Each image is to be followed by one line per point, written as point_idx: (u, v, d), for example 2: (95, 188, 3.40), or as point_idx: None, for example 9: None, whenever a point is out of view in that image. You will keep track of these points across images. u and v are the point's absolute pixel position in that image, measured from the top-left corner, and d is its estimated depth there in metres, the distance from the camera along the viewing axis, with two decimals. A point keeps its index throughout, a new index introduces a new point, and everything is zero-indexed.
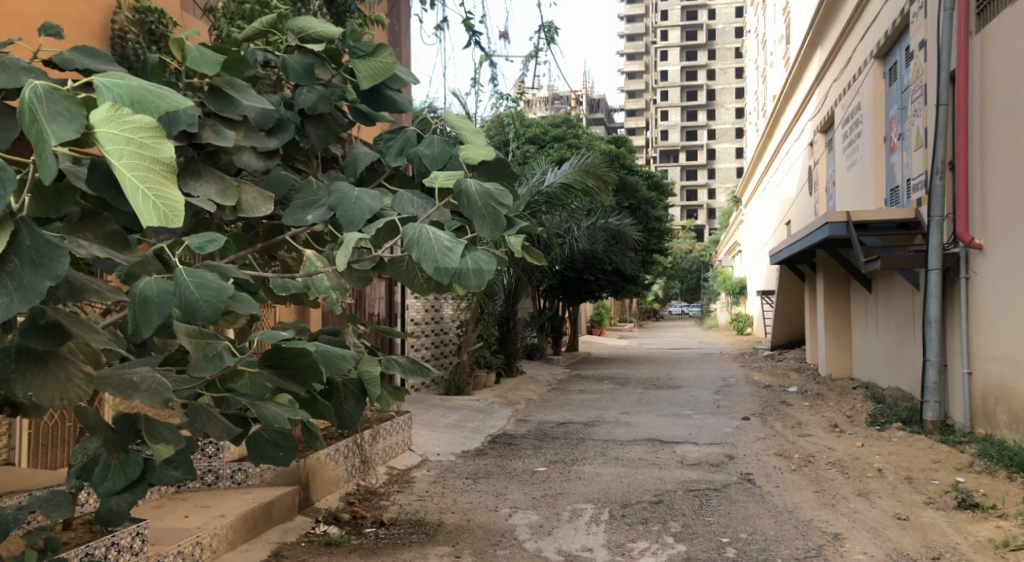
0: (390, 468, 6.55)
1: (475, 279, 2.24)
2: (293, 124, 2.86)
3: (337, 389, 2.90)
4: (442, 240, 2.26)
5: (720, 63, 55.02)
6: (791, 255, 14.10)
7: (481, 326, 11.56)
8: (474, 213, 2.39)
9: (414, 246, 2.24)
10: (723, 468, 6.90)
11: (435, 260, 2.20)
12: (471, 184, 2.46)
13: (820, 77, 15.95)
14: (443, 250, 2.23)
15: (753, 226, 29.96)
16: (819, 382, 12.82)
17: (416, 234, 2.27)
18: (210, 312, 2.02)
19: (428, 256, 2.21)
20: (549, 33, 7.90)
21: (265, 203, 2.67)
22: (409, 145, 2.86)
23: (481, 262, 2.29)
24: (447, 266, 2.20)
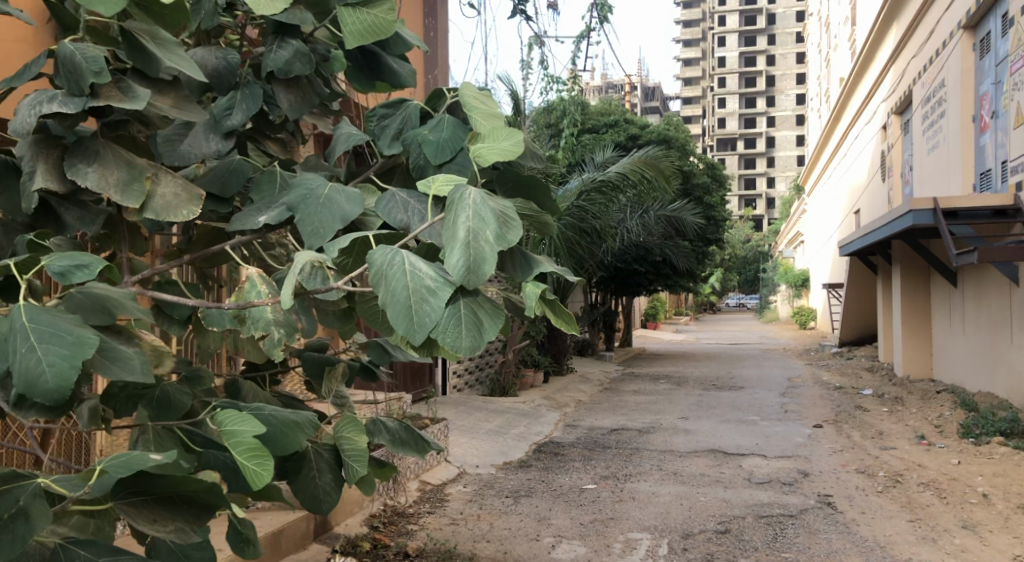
0: (423, 484, 5.94)
1: (461, 345, 1.58)
2: (259, 90, 2.21)
3: (307, 459, 2.17)
4: (422, 282, 1.60)
5: (782, 50, 53.14)
6: (863, 247, 13.10)
7: (528, 323, 10.92)
8: (463, 243, 1.59)
9: (382, 283, 1.60)
10: (797, 488, 6.10)
11: (409, 312, 1.57)
12: (466, 192, 1.66)
13: (896, 55, 14.79)
14: (420, 296, 1.58)
15: (816, 216, 28.59)
16: (895, 384, 11.78)
17: (386, 268, 1.61)
18: (55, 383, 1.46)
19: (399, 307, 1.57)
20: (601, 9, 7.20)
21: (188, 203, 1.99)
22: (407, 127, 2.15)
23: (471, 316, 1.62)
24: (422, 325, 1.56)
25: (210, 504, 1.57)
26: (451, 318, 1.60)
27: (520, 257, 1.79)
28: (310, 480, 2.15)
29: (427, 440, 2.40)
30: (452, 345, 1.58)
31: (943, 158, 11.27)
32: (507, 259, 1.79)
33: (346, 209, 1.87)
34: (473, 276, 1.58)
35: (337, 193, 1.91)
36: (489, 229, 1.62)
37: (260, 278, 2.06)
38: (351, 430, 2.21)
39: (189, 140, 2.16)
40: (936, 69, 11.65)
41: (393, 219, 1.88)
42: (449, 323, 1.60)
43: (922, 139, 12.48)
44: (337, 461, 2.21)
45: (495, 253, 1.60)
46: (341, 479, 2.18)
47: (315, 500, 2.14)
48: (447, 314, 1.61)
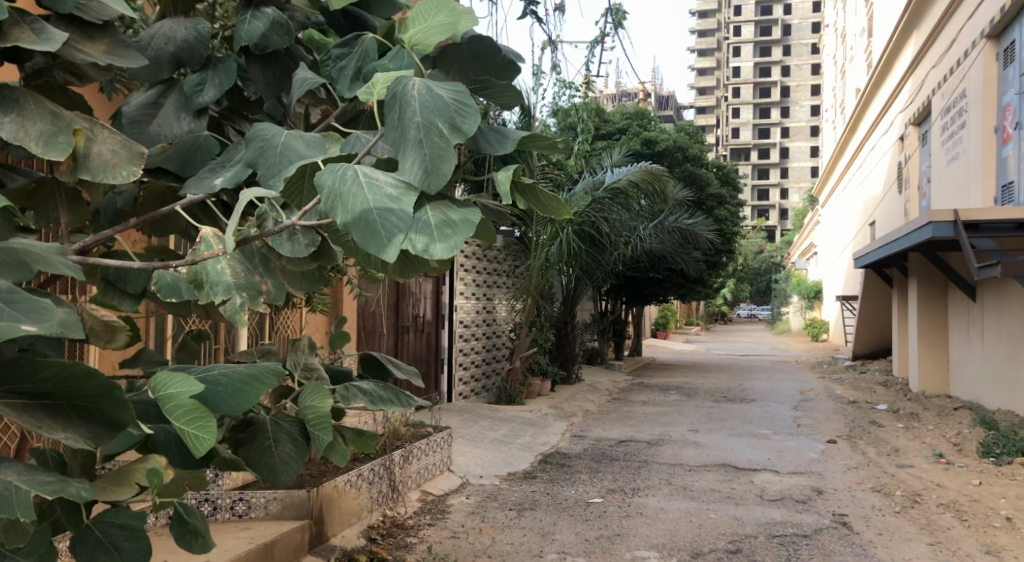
0: (424, 494, 5.77)
1: (437, 248, 1.56)
2: (233, 63, 2.04)
3: (264, 429, 2.08)
4: (383, 195, 1.60)
5: (797, 61, 52.81)
6: (879, 259, 12.86)
7: (536, 330, 10.77)
8: (418, 144, 1.62)
9: (338, 204, 1.59)
10: (812, 506, 5.88)
11: (374, 230, 1.56)
12: (411, 86, 1.68)
13: (916, 65, 14.56)
14: (383, 212, 1.58)
15: (831, 228, 28.27)
16: (910, 399, 11.52)
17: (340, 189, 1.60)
18: None
19: (362, 226, 1.56)
20: (615, 15, 7.05)
21: (130, 162, 1.75)
22: (368, 64, 1.92)
23: (442, 216, 1.62)
24: (392, 238, 1.56)
25: (110, 418, 1.52)
26: (422, 224, 1.59)
27: (494, 129, 1.91)
28: (267, 451, 2.06)
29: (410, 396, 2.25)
30: (428, 253, 1.56)
31: (963, 169, 11.02)
32: (482, 140, 1.88)
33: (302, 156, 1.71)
34: (433, 176, 1.60)
35: (295, 141, 1.78)
36: (442, 121, 1.65)
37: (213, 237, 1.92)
38: (314, 397, 2.02)
39: (157, 120, 2.01)
40: (957, 79, 11.42)
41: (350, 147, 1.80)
42: (421, 229, 1.59)
43: (942, 150, 12.24)
44: (303, 433, 2.10)
45: (452, 146, 1.63)
46: (302, 452, 2.07)
47: (276, 470, 2.05)
48: (413, 221, 1.60)
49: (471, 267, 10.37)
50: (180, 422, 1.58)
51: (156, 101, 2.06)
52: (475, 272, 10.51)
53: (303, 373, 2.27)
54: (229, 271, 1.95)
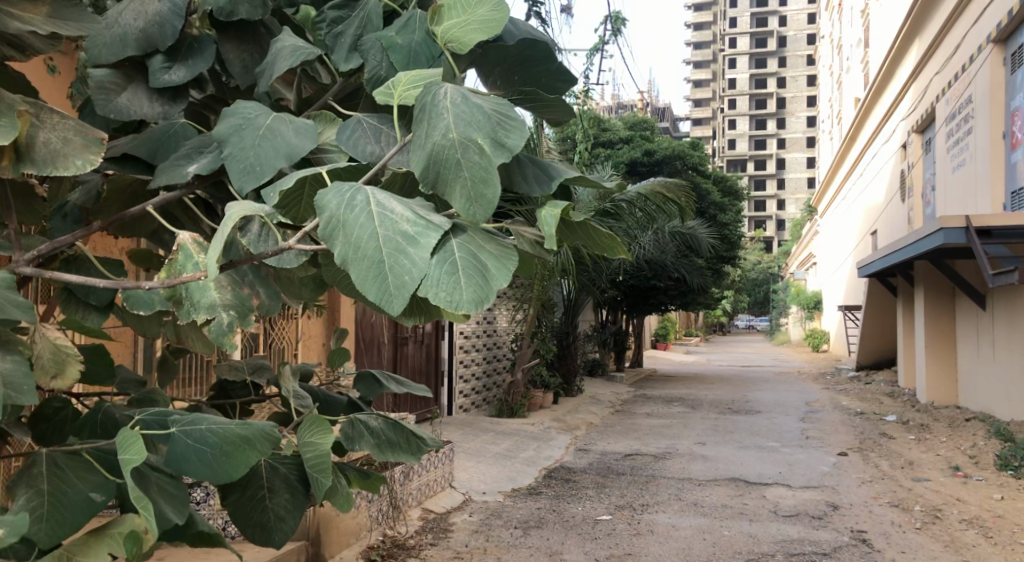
0: (426, 512, 5.54)
1: (461, 301, 1.22)
2: (210, 47, 1.76)
3: (255, 476, 1.66)
4: (398, 231, 1.27)
5: (793, 72, 52.93)
6: (885, 267, 12.67)
7: (537, 341, 10.56)
8: (449, 171, 1.27)
9: (340, 235, 1.27)
10: (828, 523, 5.65)
11: (384, 274, 1.24)
12: (444, 96, 1.33)
13: (918, 72, 14.43)
14: (398, 252, 1.25)
15: (831, 237, 28.14)
16: (919, 410, 11.30)
17: (345, 219, 1.28)
18: None
19: (369, 270, 1.24)
20: (616, 21, 6.90)
21: (80, 150, 1.54)
22: (369, 30, 1.71)
23: (469, 257, 1.28)
24: (405, 286, 1.23)
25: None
26: (443, 268, 1.25)
27: (538, 161, 1.50)
28: (259, 505, 1.66)
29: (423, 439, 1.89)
30: (450, 306, 1.22)
31: (970, 175, 10.85)
32: (518, 172, 1.46)
33: (296, 146, 1.49)
34: (467, 209, 1.25)
35: (282, 125, 1.53)
36: (482, 140, 1.29)
37: (195, 245, 1.55)
38: (316, 433, 1.63)
39: (125, 97, 1.70)
40: (963, 85, 11.26)
41: (359, 150, 1.52)
42: (442, 276, 1.25)
43: (946, 157, 12.08)
44: (303, 478, 1.72)
45: (493, 172, 1.27)
46: (300, 503, 1.68)
47: (268, 531, 1.65)
48: (436, 269, 1.25)
49: None
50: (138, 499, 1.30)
51: (124, 73, 1.74)
52: None
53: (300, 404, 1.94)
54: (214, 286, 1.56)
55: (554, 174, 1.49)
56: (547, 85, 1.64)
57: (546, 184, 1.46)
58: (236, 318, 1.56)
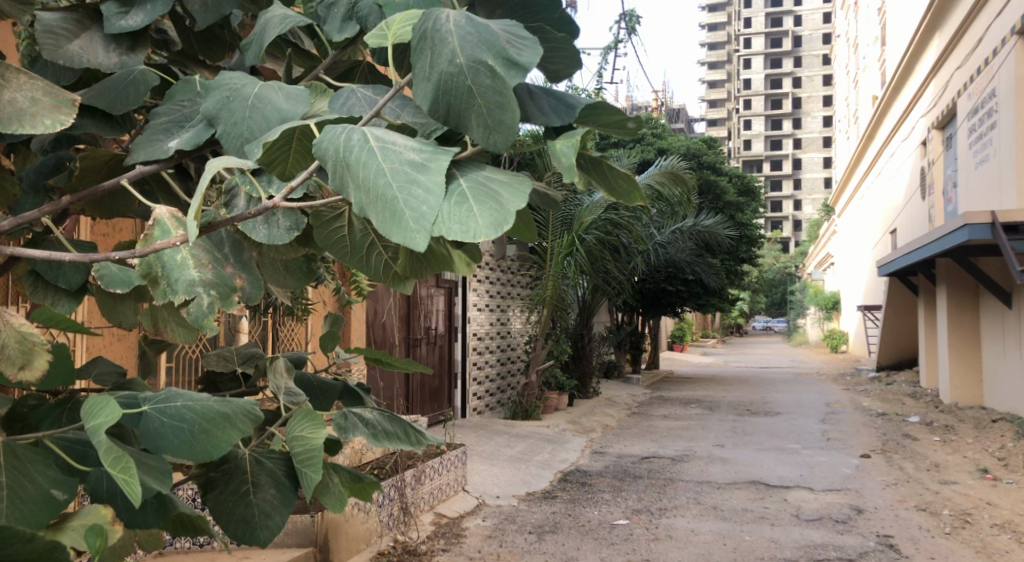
0: (438, 516, 5.42)
1: (484, 228, 1.13)
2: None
3: (240, 466, 1.51)
4: (406, 166, 1.17)
5: (808, 71, 52.51)
6: (906, 265, 12.42)
7: (551, 343, 10.42)
8: (454, 91, 1.16)
9: (347, 178, 1.17)
10: (853, 527, 5.47)
11: (397, 213, 1.14)
12: (445, 16, 1.20)
13: (939, 66, 14.16)
14: (408, 190, 1.15)
15: (848, 237, 27.80)
16: (943, 411, 11.06)
17: (346, 162, 1.18)
18: None
19: (382, 210, 1.15)
20: (629, 20, 6.78)
21: (52, 112, 1.40)
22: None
23: (480, 183, 1.19)
24: (422, 220, 1.13)
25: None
26: (458, 200, 1.16)
27: (552, 93, 1.35)
28: (244, 500, 1.49)
29: (418, 430, 1.76)
30: (473, 238, 1.12)
31: (993, 171, 10.60)
32: (532, 104, 1.32)
33: (284, 110, 1.34)
34: (472, 129, 1.15)
35: (272, 92, 1.37)
36: (484, 51, 1.17)
37: (171, 220, 1.43)
38: (310, 428, 1.48)
39: (76, 44, 1.58)
40: (985, 80, 11.02)
41: (354, 116, 1.38)
42: (460, 208, 1.15)
43: (968, 153, 11.82)
44: (291, 470, 1.53)
45: (503, 84, 1.16)
46: (288, 497, 1.51)
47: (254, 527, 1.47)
48: (455, 204, 1.16)
49: (484, 277, 10.02)
50: (117, 467, 1.19)
51: (78, 19, 1.62)
52: (488, 282, 10.16)
53: (290, 398, 1.82)
54: (193, 261, 1.48)
55: (575, 108, 1.35)
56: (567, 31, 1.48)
57: (566, 116, 1.33)
58: (218, 299, 1.45)
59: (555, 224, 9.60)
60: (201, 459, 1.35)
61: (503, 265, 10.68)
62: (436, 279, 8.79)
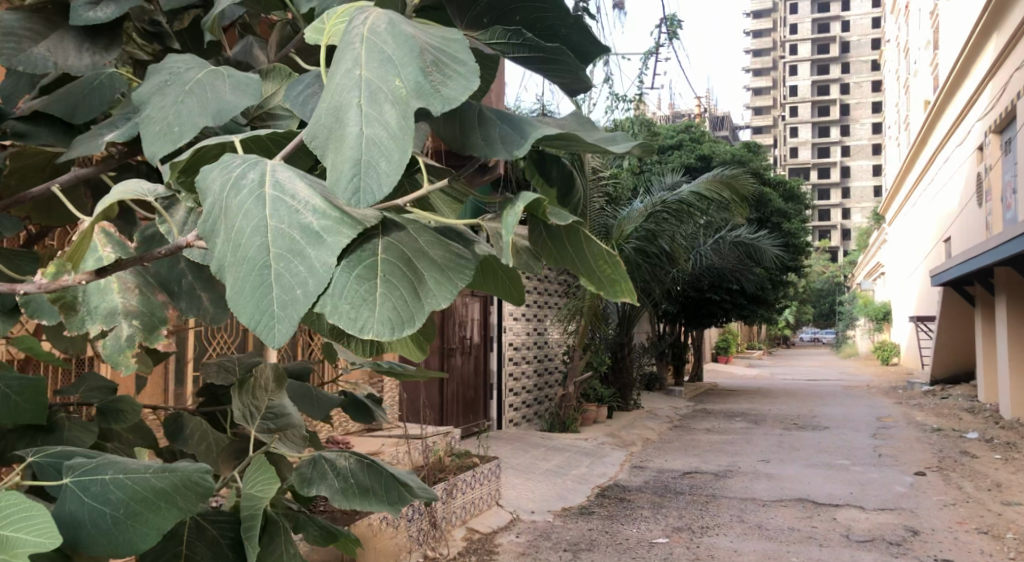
0: (470, 532, 5.26)
1: (376, 325, 0.99)
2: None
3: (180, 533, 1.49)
4: (297, 226, 1.02)
5: (856, 78, 51.38)
6: (962, 274, 11.91)
7: (590, 354, 10.22)
8: (353, 132, 0.98)
9: (222, 224, 1.04)
10: (909, 550, 5.15)
11: (267, 284, 0.97)
12: (361, 33, 1.05)
13: (997, 67, 13.60)
14: (292, 255, 0.99)
15: (900, 245, 26.96)
16: (1004, 427, 10.54)
17: (231, 206, 1.03)
18: None
19: (250, 276, 0.98)
20: (670, 23, 6.59)
21: None
22: None
23: (395, 260, 1.05)
24: (296, 301, 0.97)
25: None
26: (355, 279, 1.02)
27: (509, 121, 1.23)
28: None
29: (402, 488, 1.69)
30: (359, 332, 0.99)
31: None
32: (480, 133, 1.21)
33: (223, 98, 1.33)
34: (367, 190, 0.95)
35: (215, 79, 1.38)
36: (402, 83, 1.01)
37: (101, 239, 1.53)
38: (259, 485, 1.48)
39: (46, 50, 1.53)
40: None
41: (306, 104, 1.27)
42: (356, 288, 1.01)
43: None
44: (235, 543, 1.51)
45: (409, 127, 0.98)
46: None
47: None
48: (348, 281, 1.02)
49: None
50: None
51: (47, 19, 1.58)
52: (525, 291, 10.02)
53: (261, 424, 1.81)
54: (118, 288, 1.52)
55: (527, 136, 1.19)
56: (541, 34, 1.41)
57: (516, 146, 1.18)
58: (140, 330, 1.50)
59: (593, 232, 9.42)
60: (122, 552, 1.19)
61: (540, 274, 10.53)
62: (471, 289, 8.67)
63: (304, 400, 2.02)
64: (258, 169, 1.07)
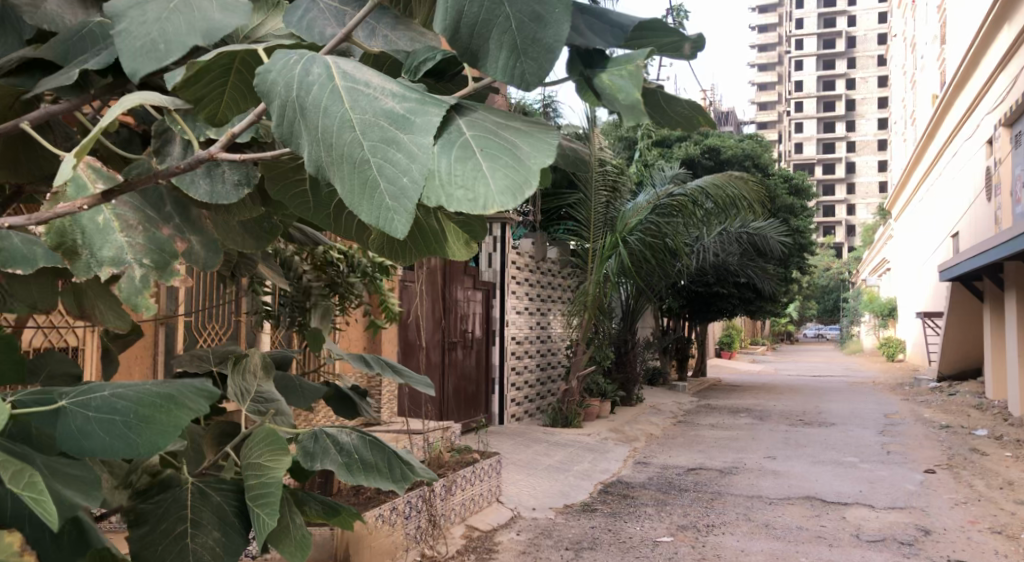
0: (469, 529, 5.12)
1: (488, 198, 0.93)
2: None
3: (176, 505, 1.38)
4: (385, 118, 0.96)
5: (863, 73, 50.93)
6: (971, 269, 11.71)
7: (593, 348, 10.08)
8: (463, 23, 0.99)
9: (302, 126, 0.97)
10: (920, 550, 5.00)
11: (368, 182, 0.93)
12: None
13: (1008, 60, 13.37)
14: (385, 146, 0.94)
15: (907, 242, 26.71)
16: (1014, 424, 10.36)
17: (309, 107, 0.98)
18: None
19: (349, 174, 0.93)
20: None
21: None
22: None
23: (486, 135, 0.99)
24: (401, 190, 0.92)
25: None
26: (453, 160, 0.95)
27: (591, 10, 1.14)
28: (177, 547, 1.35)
29: (406, 465, 1.58)
30: (472, 209, 0.92)
31: None
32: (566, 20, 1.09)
33: (209, 16, 1.18)
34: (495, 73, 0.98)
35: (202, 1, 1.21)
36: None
37: (89, 174, 1.37)
38: (269, 458, 1.32)
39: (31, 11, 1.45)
40: None
41: (315, 33, 1.20)
42: (455, 170, 0.95)
43: None
44: (241, 510, 1.42)
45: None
46: (233, 544, 1.37)
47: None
48: (452, 163, 0.95)
49: (524, 280, 9.75)
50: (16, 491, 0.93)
51: None
52: (528, 285, 9.87)
53: (254, 404, 1.64)
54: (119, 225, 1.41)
55: (620, 31, 1.12)
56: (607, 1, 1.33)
57: (613, 38, 1.11)
58: (153, 269, 1.41)
59: (596, 226, 9.24)
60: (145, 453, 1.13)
61: (544, 268, 10.37)
62: (473, 282, 8.54)
63: (288, 392, 1.85)
64: (332, 66, 1.02)
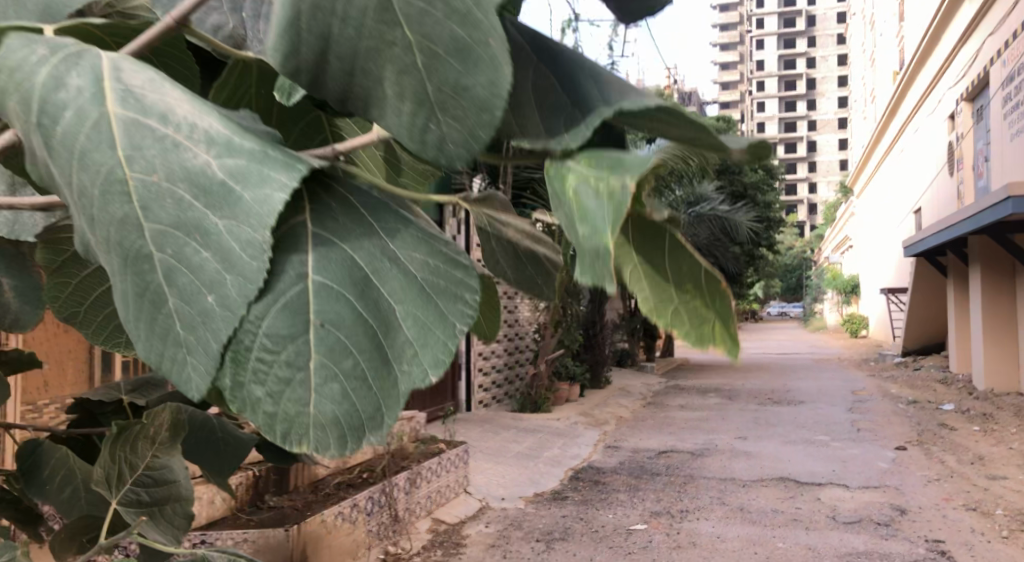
0: (436, 524, 4.90)
1: (316, 419, 0.57)
2: None
3: None
4: (188, 199, 0.58)
5: (822, 52, 51.40)
6: (935, 244, 11.74)
7: (561, 331, 9.89)
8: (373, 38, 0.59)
9: (64, 178, 0.60)
10: (897, 531, 4.89)
11: (155, 309, 0.57)
12: None
13: (969, 34, 13.39)
14: (173, 269, 0.57)
15: (868, 218, 27.01)
16: (978, 398, 10.43)
17: (68, 149, 0.59)
18: None
19: (136, 305, 0.57)
20: None
21: None
22: None
23: (341, 288, 0.60)
24: (188, 363, 0.56)
25: None
26: (276, 324, 0.58)
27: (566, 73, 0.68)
28: None
29: None
30: (277, 434, 0.57)
31: None
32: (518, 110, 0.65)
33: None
34: (408, 127, 0.59)
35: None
36: None
37: None
38: None
39: None
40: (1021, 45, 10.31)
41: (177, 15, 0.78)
42: (279, 348, 0.58)
43: (1002, 124, 11.10)
44: None
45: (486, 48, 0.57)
46: None
47: None
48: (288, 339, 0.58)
49: None
50: None
51: None
52: None
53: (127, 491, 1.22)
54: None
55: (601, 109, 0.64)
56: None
57: (570, 123, 0.64)
58: None
59: None
60: None
61: None
62: None
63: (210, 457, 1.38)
64: (122, 76, 0.62)
